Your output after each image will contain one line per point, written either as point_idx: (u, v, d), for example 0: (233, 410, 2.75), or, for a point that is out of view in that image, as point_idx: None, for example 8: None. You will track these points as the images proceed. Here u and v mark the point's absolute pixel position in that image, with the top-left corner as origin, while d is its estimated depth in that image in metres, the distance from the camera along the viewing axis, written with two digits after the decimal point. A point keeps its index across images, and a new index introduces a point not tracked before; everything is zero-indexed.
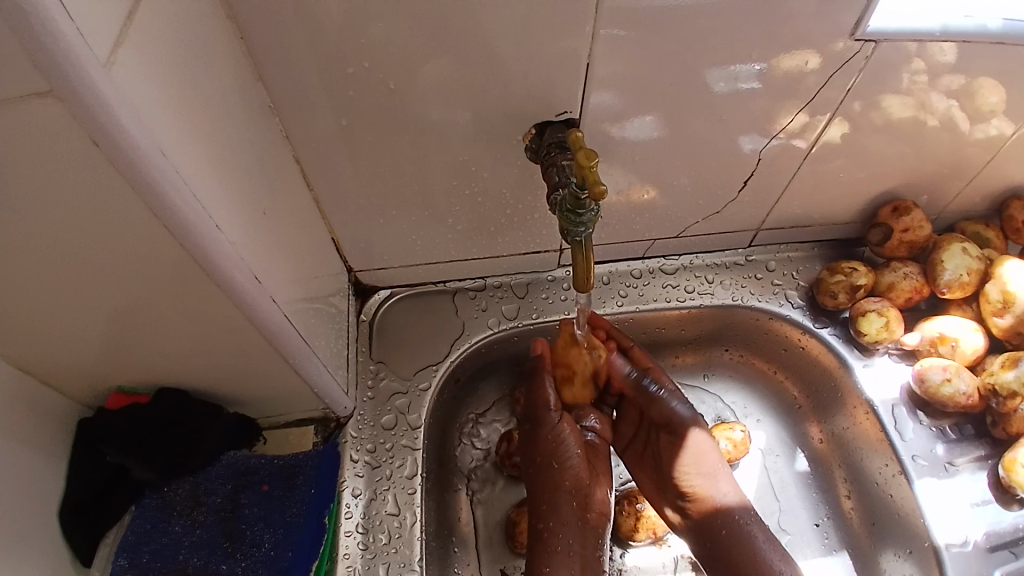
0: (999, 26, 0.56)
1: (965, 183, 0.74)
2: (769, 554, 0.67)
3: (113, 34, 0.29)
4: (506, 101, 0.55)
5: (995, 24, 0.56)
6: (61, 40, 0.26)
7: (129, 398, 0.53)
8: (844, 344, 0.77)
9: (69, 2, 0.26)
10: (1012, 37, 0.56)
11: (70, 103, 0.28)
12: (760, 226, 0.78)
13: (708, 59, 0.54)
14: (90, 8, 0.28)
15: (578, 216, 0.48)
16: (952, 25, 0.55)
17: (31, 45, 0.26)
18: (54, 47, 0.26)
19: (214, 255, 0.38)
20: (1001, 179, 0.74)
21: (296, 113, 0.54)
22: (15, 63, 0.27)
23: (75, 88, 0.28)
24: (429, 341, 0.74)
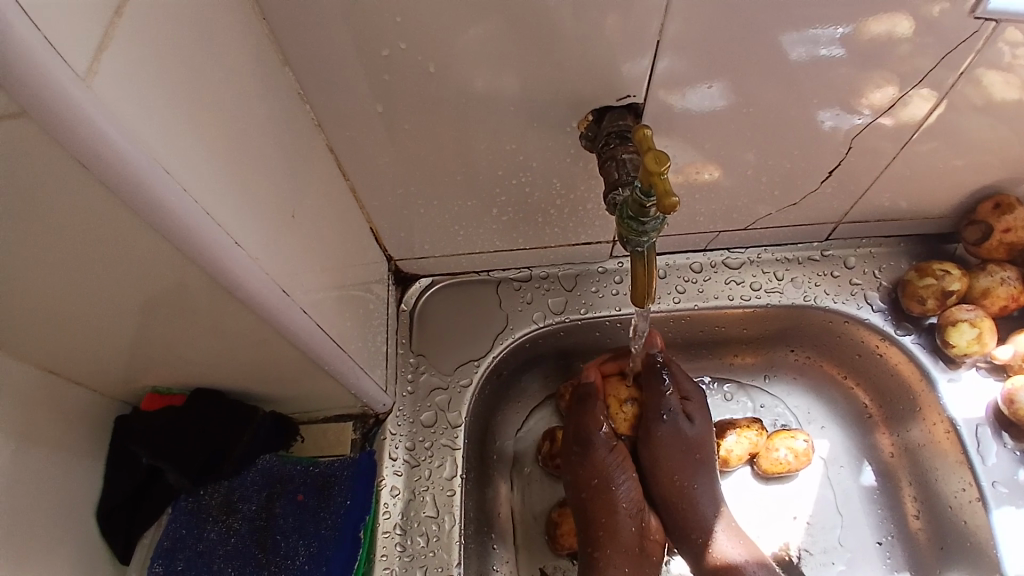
0: None
1: None
2: None
3: (93, 40, 0.27)
4: (555, 85, 0.49)
5: None
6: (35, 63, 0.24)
7: (164, 398, 0.53)
8: (928, 354, 0.69)
9: (38, 18, 0.24)
10: None
11: (46, 123, 0.26)
12: (841, 219, 0.70)
13: (787, 27, 0.46)
14: (64, 20, 0.25)
15: (641, 225, 0.42)
16: None
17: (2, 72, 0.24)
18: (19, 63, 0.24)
19: (228, 267, 0.37)
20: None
21: (327, 99, 0.50)
22: None
23: (56, 113, 0.26)
24: (471, 334, 0.70)
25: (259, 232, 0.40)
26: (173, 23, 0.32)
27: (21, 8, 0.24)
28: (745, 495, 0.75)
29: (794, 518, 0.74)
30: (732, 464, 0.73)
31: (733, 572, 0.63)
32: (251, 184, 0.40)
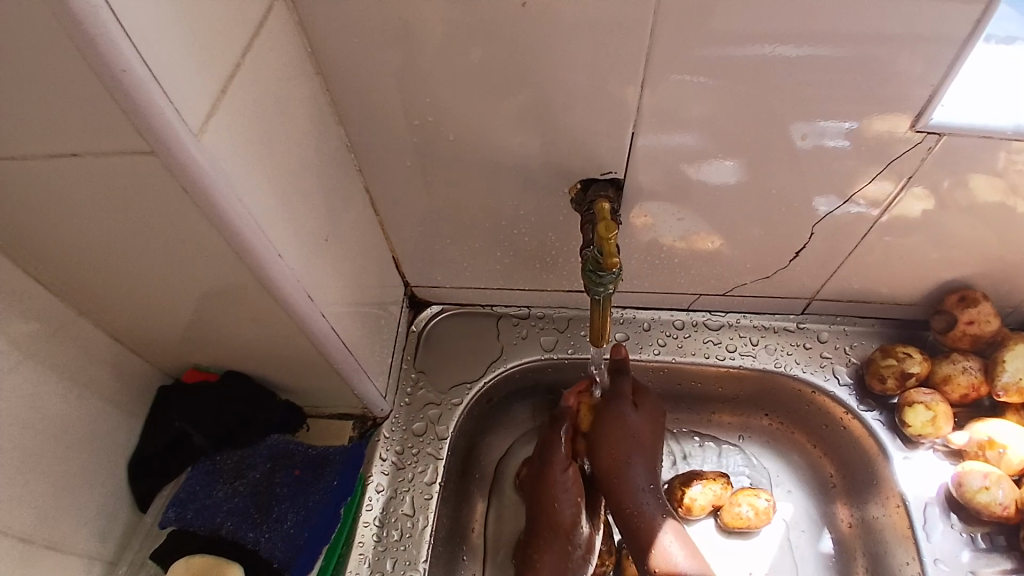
0: None
1: None
2: None
3: (205, 107, 0.39)
4: (556, 154, 0.59)
5: None
6: (170, 128, 0.36)
7: (201, 374, 0.63)
8: (887, 431, 0.74)
9: (176, 97, 0.36)
10: None
11: (165, 161, 0.37)
12: (814, 295, 0.77)
13: (795, 114, 0.55)
14: (190, 98, 0.37)
15: (599, 277, 0.50)
16: None
17: (147, 131, 0.36)
18: (158, 123, 0.35)
19: (274, 275, 0.47)
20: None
21: (369, 148, 0.61)
22: (128, 134, 0.36)
23: (177, 159, 0.37)
24: (469, 359, 0.79)
25: (299, 249, 0.51)
26: (258, 94, 0.45)
27: (169, 94, 0.35)
28: (707, 547, 0.79)
29: (749, 573, 0.78)
30: (696, 513, 0.78)
31: None
32: (298, 212, 0.51)
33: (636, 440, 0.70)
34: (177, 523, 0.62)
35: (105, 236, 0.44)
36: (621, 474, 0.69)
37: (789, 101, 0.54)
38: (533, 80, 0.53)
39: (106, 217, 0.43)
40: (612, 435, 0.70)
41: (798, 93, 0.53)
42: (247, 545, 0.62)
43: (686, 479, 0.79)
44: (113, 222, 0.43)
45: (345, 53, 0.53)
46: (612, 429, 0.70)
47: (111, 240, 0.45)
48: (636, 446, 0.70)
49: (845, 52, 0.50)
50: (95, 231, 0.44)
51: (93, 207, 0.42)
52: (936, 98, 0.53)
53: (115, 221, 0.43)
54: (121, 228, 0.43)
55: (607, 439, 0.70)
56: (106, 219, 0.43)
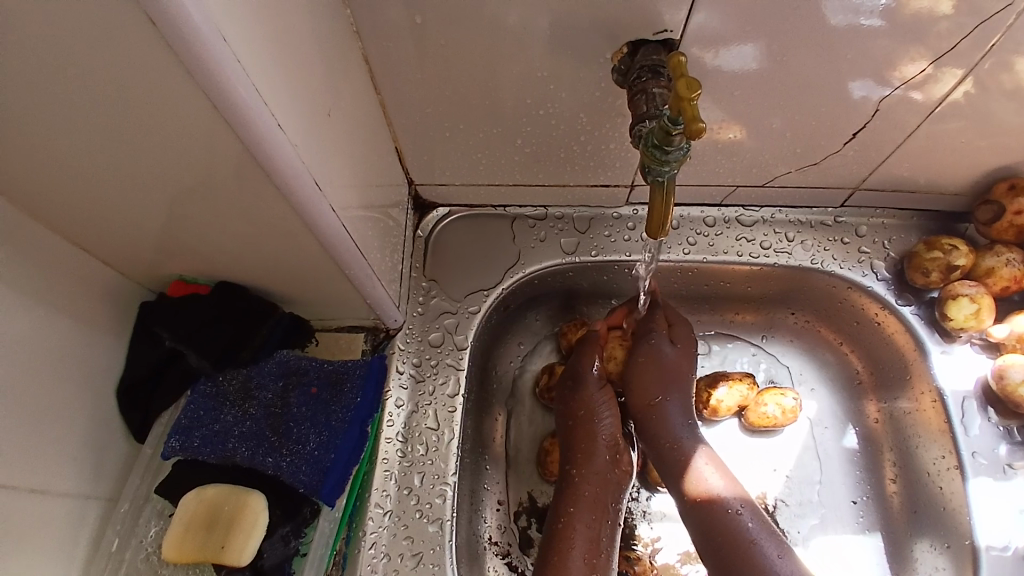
0: None
1: None
2: (762, 539, 0.59)
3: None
4: (598, 14, 0.49)
5: None
6: None
7: (189, 287, 0.56)
8: (925, 326, 0.71)
9: None
10: None
11: None
12: (859, 185, 0.70)
13: None
14: None
15: (665, 153, 0.43)
16: None
17: None
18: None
19: (270, 152, 0.38)
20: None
21: (366, 6, 0.50)
22: None
23: None
24: (484, 264, 0.72)
25: (299, 124, 0.41)
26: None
27: None
28: (733, 448, 0.78)
29: (774, 469, 0.77)
30: (721, 414, 0.76)
31: (717, 505, 0.62)
32: (294, 77, 0.41)
33: (674, 372, 0.67)
34: (184, 453, 0.58)
35: (59, 106, 0.35)
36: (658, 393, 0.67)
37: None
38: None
39: (55, 76, 0.33)
40: (645, 368, 0.67)
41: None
42: (268, 471, 0.57)
43: (711, 380, 0.76)
44: (64, 85, 0.34)
45: None
46: (647, 359, 0.67)
47: (67, 113, 0.36)
48: (670, 381, 0.67)
49: None
50: (43, 100, 0.35)
51: (39, 60, 0.32)
52: None
53: (69, 81, 0.33)
54: (79, 93, 0.34)
55: (642, 370, 0.67)
56: (57, 82, 0.33)
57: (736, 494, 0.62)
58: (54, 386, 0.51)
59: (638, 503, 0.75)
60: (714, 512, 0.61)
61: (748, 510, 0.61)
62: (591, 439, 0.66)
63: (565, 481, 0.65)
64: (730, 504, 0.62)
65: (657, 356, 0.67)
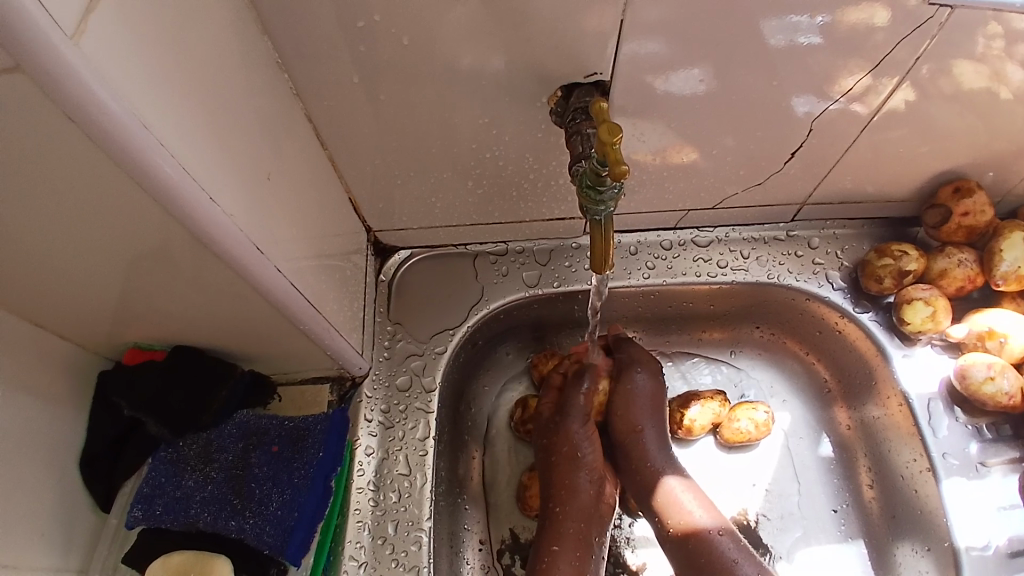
0: None
1: None
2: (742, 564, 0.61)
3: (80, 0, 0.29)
4: (529, 60, 0.51)
5: None
6: (21, 10, 0.27)
7: (145, 353, 0.56)
8: (884, 331, 0.72)
9: None
10: None
11: (36, 78, 0.29)
12: (805, 200, 0.72)
13: (766, 9, 0.49)
14: None
15: (599, 194, 0.45)
16: None
17: None
18: (8, 11, 0.26)
19: (203, 223, 0.39)
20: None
21: (306, 67, 0.51)
22: None
23: (43, 63, 0.28)
24: (447, 304, 0.73)
25: (235, 191, 0.42)
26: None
27: None
28: (711, 466, 0.78)
29: (753, 485, 0.77)
30: (696, 433, 0.77)
31: (701, 539, 0.63)
32: (228, 147, 0.42)
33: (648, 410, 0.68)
34: (146, 522, 0.57)
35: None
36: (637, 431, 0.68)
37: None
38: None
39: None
40: (625, 402, 0.68)
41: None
42: (232, 535, 0.57)
43: (683, 401, 0.76)
44: None
45: None
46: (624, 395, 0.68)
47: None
48: (650, 410, 0.68)
49: None
50: None
51: None
52: None
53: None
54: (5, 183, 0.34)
55: (622, 406, 0.68)
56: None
57: (718, 524, 0.64)
58: (12, 468, 0.50)
59: (621, 531, 0.75)
60: (699, 546, 0.63)
61: (728, 536, 0.63)
62: (572, 475, 0.66)
63: (549, 517, 0.65)
64: (709, 530, 0.63)
65: (632, 386, 0.68)
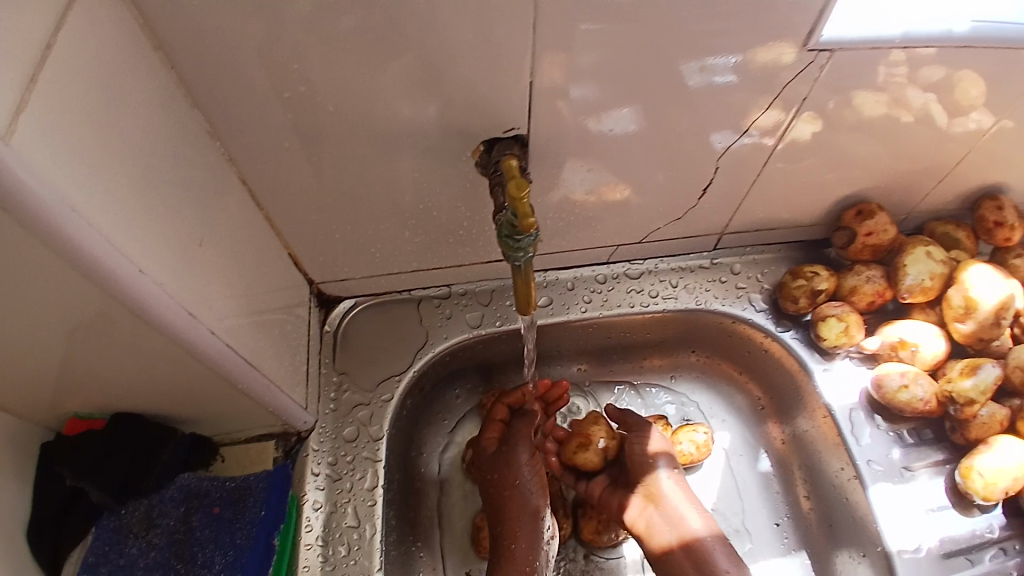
0: (966, 28, 0.56)
1: (937, 182, 0.76)
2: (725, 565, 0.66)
3: (11, 102, 0.32)
4: (453, 117, 0.55)
5: (961, 27, 0.56)
6: None
7: (85, 422, 0.55)
8: (805, 347, 0.78)
9: None
10: (979, 39, 0.56)
11: None
12: (723, 230, 0.78)
13: (690, 52, 0.53)
14: None
15: (516, 241, 0.47)
16: (913, 31, 0.55)
17: None
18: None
19: (133, 293, 0.40)
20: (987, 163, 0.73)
21: (238, 134, 0.54)
22: None
23: None
24: (392, 350, 0.74)
25: (165, 260, 0.43)
26: (86, 88, 0.37)
27: None
28: None
29: (700, 505, 0.80)
30: None
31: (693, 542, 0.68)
32: (159, 217, 0.43)
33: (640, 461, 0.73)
34: None
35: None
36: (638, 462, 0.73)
37: (671, 38, 0.52)
38: (399, 40, 0.48)
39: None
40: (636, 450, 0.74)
41: (686, 29, 0.51)
42: None
43: (627, 428, 0.80)
44: None
45: (190, 32, 0.45)
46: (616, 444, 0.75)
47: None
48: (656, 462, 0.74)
49: None
50: None
51: None
52: (826, 13, 0.52)
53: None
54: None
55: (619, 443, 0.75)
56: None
57: (710, 529, 0.69)
58: None
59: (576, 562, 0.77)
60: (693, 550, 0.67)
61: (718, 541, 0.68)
62: (519, 512, 0.69)
63: (501, 554, 0.68)
64: (702, 535, 0.68)
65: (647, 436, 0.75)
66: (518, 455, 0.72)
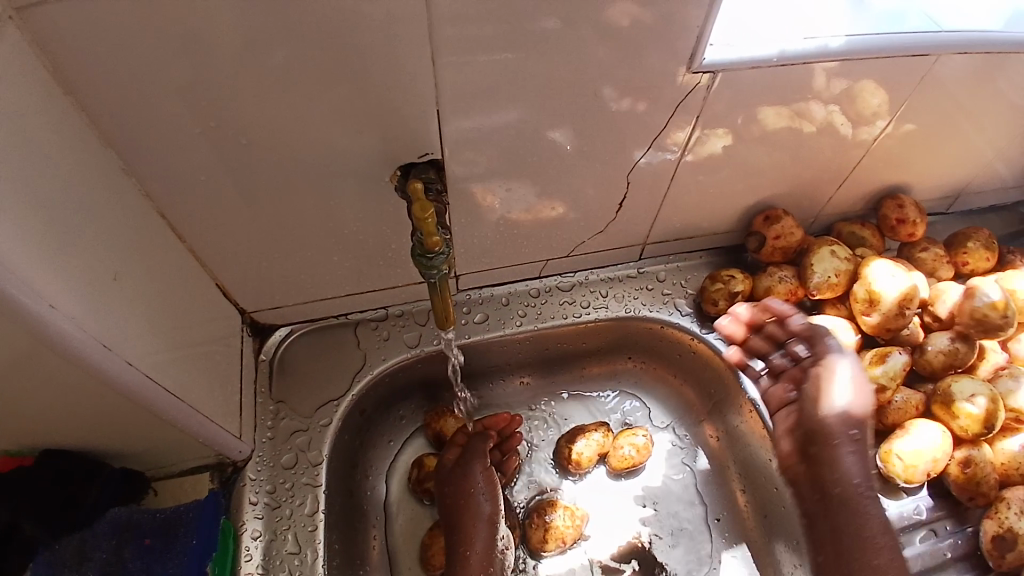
0: (840, 44, 0.61)
1: (837, 187, 0.82)
2: None
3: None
4: (372, 145, 0.57)
5: (836, 43, 0.61)
6: None
7: (12, 461, 0.54)
8: (729, 346, 0.82)
9: None
10: (855, 52, 0.62)
11: None
12: (646, 240, 0.82)
13: (606, 75, 0.58)
14: None
15: (428, 260, 0.49)
16: (789, 50, 0.60)
17: None
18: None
19: (43, 326, 0.41)
20: (888, 164, 0.80)
21: (156, 172, 0.54)
22: None
23: None
24: (330, 374, 0.75)
25: (79, 295, 0.44)
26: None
27: None
28: (603, 494, 0.84)
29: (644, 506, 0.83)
30: (586, 466, 0.82)
31: None
32: (69, 255, 0.44)
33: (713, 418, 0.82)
34: None
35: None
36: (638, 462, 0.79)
37: (583, 65, 0.56)
38: (310, 77, 0.50)
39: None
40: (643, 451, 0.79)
41: (592, 57, 0.56)
42: None
43: (569, 437, 0.82)
44: None
45: (101, 76, 0.46)
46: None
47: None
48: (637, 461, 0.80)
49: (632, 14, 0.53)
50: None
51: None
52: (703, 40, 0.57)
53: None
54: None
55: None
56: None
57: None
58: None
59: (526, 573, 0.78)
60: None
61: None
62: (476, 521, 0.71)
63: (458, 562, 0.70)
64: None
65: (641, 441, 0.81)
66: (475, 471, 0.73)
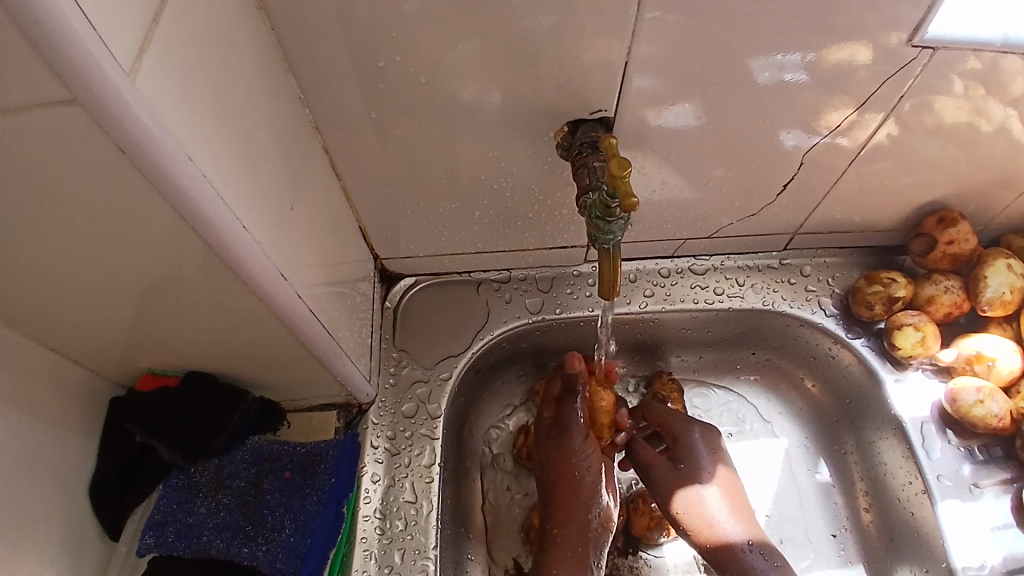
0: None
1: (1016, 195, 0.71)
2: None
3: (135, 39, 0.32)
4: (538, 98, 0.54)
5: None
6: (84, 53, 0.29)
7: (158, 379, 0.57)
8: (877, 356, 0.75)
9: (91, 15, 0.29)
10: None
11: (93, 111, 0.30)
12: (797, 229, 0.75)
13: (755, 47, 0.51)
14: (112, 21, 0.30)
15: (607, 224, 0.53)
16: (1015, 35, 0.52)
17: (55, 60, 0.28)
18: (79, 60, 0.29)
19: (235, 250, 0.41)
20: None
21: (324, 102, 0.54)
22: (40, 76, 0.29)
23: (99, 98, 0.30)
24: (451, 331, 0.74)
25: (260, 218, 0.44)
26: (200, 41, 0.38)
27: (83, 16, 0.28)
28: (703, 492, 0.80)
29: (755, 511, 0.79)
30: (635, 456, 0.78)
31: (733, 557, 0.69)
32: (252, 178, 0.44)
33: (710, 453, 0.72)
34: (158, 549, 0.58)
35: (6, 218, 0.36)
36: (687, 450, 0.72)
37: (740, 35, 0.50)
38: (485, 15, 0.47)
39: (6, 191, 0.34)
40: (683, 446, 0.72)
41: (779, 18, 0.49)
42: (244, 562, 0.58)
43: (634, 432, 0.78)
44: (46, 211, 0.36)
45: None
46: (687, 447, 0.72)
47: (12, 221, 0.37)
48: (687, 448, 0.72)
49: None
50: (24, 221, 0.37)
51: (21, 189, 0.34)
52: (934, 8, 0.49)
53: (17, 193, 0.35)
54: (30, 206, 0.36)
55: (662, 425, 0.74)
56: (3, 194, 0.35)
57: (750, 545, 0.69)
58: (29, 492, 0.50)
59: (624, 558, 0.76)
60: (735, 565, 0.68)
61: (757, 551, 0.69)
62: (571, 497, 0.69)
63: (547, 538, 0.68)
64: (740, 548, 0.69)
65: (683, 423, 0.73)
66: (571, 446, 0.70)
